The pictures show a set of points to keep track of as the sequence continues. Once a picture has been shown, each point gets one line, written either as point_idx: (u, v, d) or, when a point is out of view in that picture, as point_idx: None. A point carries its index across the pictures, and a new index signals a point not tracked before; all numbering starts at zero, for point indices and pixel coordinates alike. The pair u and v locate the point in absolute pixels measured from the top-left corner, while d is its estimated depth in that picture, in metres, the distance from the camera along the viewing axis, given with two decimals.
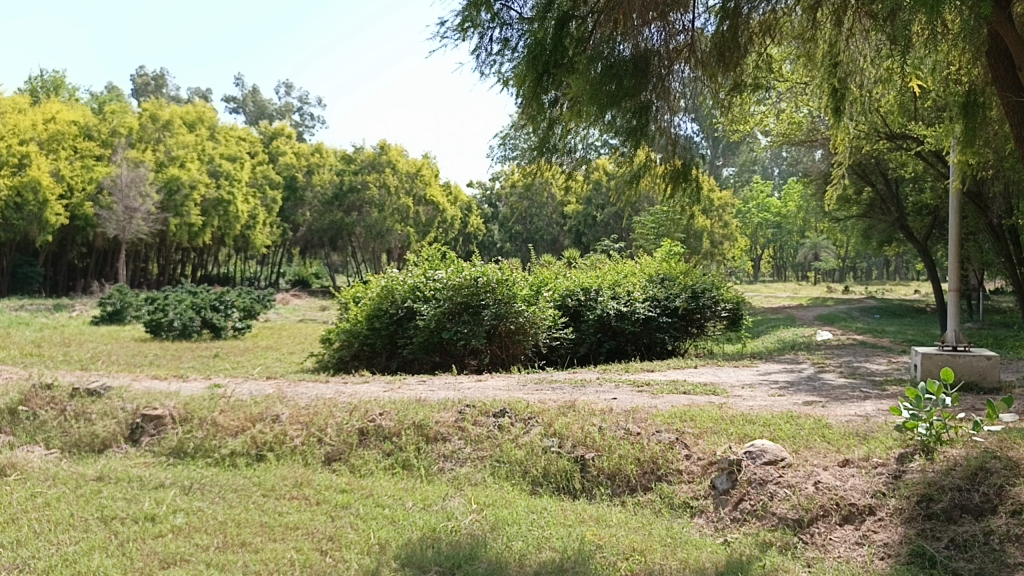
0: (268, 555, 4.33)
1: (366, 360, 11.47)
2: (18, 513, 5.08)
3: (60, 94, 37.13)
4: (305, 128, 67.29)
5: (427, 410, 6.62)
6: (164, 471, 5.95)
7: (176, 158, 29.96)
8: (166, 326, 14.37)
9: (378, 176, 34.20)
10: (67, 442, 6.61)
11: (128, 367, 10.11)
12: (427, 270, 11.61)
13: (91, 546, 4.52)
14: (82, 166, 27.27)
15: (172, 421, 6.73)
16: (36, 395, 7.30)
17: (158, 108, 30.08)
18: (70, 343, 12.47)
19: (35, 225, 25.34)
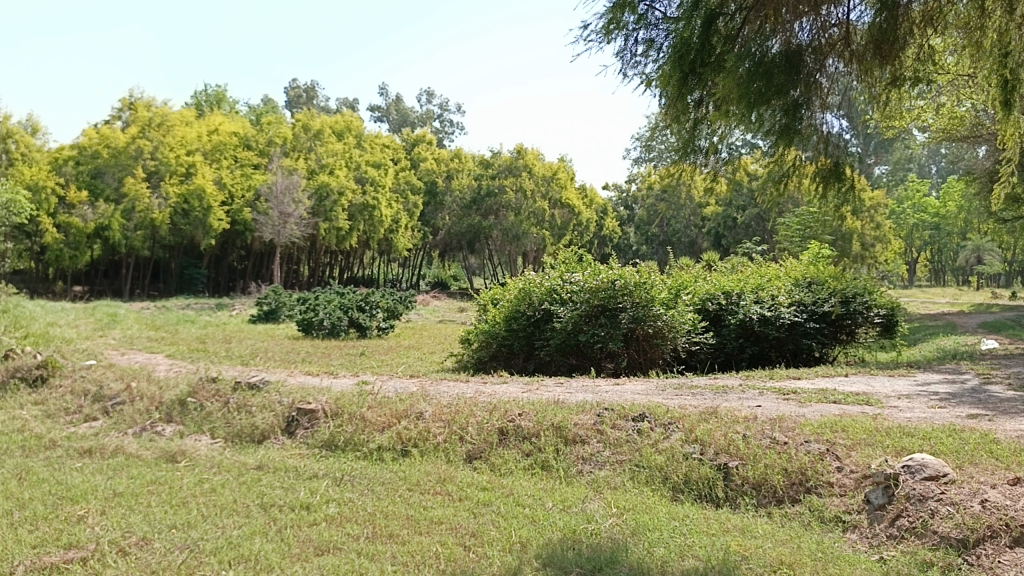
0: (416, 547, 4.49)
1: (504, 361, 11.66)
2: (189, 497, 5.51)
3: (222, 108, 39.83)
4: (446, 134, 69.15)
5: (566, 412, 6.66)
6: (318, 463, 6.27)
7: (326, 165, 31.30)
8: (316, 325, 15.23)
9: (515, 180, 34.70)
10: (230, 432, 7.07)
11: (283, 362, 10.73)
12: (564, 273, 11.64)
13: (254, 530, 4.84)
14: (242, 174, 29.27)
15: (324, 415, 7.08)
16: (203, 387, 7.84)
17: (310, 118, 31.86)
18: (231, 339, 13.36)
19: (200, 230, 27.40)
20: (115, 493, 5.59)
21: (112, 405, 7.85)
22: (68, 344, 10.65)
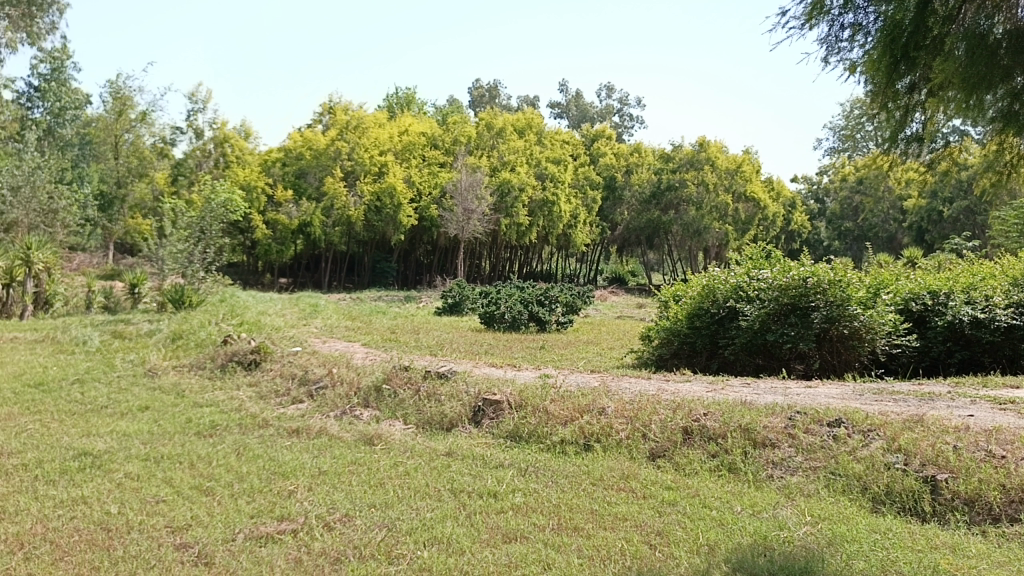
0: (601, 542, 4.52)
1: (686, 359, 11.47)
2: (386, 478, 5.85)
3: (411, 109, 41.73)
4: (626, 129, 68.71)
5: (755, 414, 6.45)
6: (504, 452, 6.45)
7: (508, 162, 31.92)
8: (498, 318, 15.66)
9: (696, 173, 33.89)
10: (421, 419, 7.42)
11: (468, 353, 11.12)
12: (751, 269, 11.26)
13: (445, 514, 5.06)
14: (429, 172, 30.47)
15: (509, 406, 7.26)
16: (397, 375, 8.25)
17: (493, 118, 32.59)
18: (419, 330, 14.02)
19: (391, 226, 28.79)
20: (320, 471, 6.03)
21: (316, 389, 8.43)
22: (277, 331, 11.61)
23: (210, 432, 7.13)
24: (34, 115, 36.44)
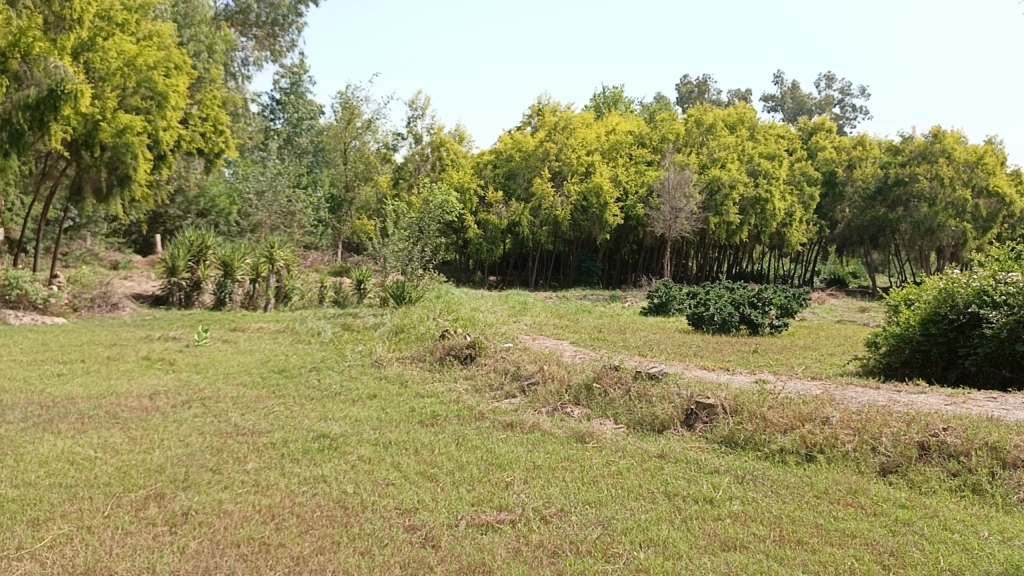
0: (828, 558, 4.30)
1: (918, 368, 10.62)
2: (599, 476, 5.90)
3: (619, 108, 41.70)
4: (847, 121, 64.52)
5: (1005, 432, 5.86)
6: (720, 458, 6.30)
7: (718, 159, 30.73)
8: (707, 320, 15.32)
9: (929, 167, 30.99)
10: (632, 420, 7.39)
11: (677, 354, 10.96)
12: (997, 271, 10.32)
13: (660, 517, 5.03)
14: (637, 171, 30.11)
15: (724, 411, 7.08)
16: (607, 374, 8.26)
17: (703, 113, 31.56)
18: (626, 330, 13.99)
19: (597, 225, 29.02)
20: (535, 465, 6.19)
21: (528, 385, 8.63)
22: (490, 327, 12.05)
23: (431, 422, 7.53)
24: (275, 126, 40.25)
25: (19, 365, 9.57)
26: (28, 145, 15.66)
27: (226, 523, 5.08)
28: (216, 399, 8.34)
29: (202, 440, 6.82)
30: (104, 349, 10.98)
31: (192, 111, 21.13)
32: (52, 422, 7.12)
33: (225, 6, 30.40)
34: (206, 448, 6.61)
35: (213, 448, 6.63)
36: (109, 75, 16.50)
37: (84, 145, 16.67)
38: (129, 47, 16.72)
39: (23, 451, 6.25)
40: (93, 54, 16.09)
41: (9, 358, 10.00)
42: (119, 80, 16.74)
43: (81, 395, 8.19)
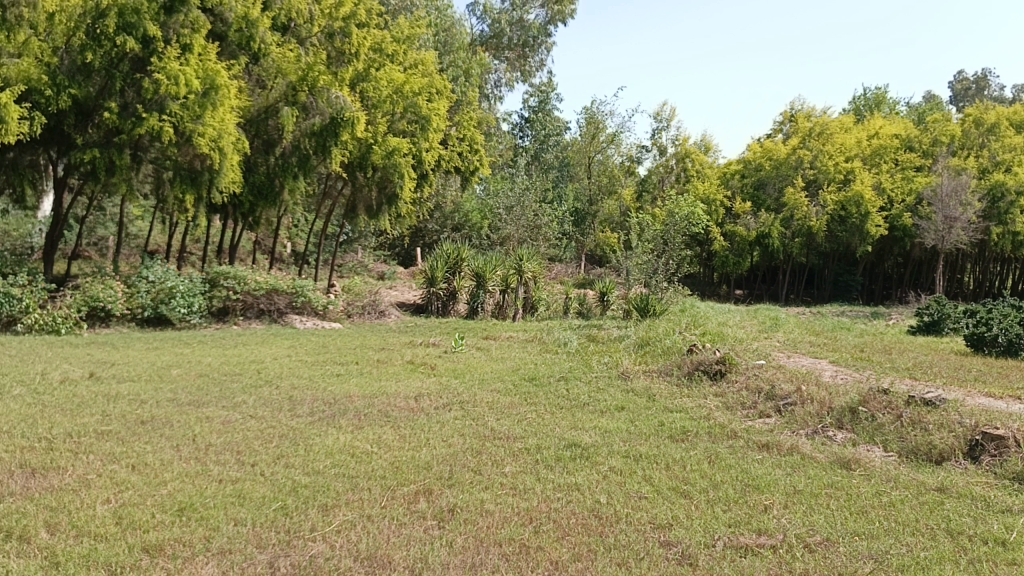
0: None
1: None
2: (868, 506, 5.50)
3: (882, 110, 38.80)
4: None
5: None
6: (1013, 496, 5.63)
7: (1002, 162, 27.19)
8: (989, 341, 13.77)
9: None
10: (905, 447, 6.79)
11: (953, 379, 9.95)
12: None
13: (943, 556, 4.61)
14: (903, 177, 27.76)
15: (1017, 444, 6.33)
16: (874, 398, 7.69)
17: (982, 112, 28.32)
18: (892, 350, 12.91)
19: (857, 237, 26.87)
20: (796, 490, 5.89)
21: (785, 405, 8.22)
22: (741, 343, 11.66)
23: (682, 437, 7.43)
24: (524, 143, 42.00)
25: (305, 365, 10.72)
26: (314, 168, 17.43)
27: (488, 522, 5.35)
28: (473, 403, 8.81)
29: (463, 442, 7.23)
30: (375, 353, 12.02)
31: (451, 132, 22.64)
32: (334, 417, 7.89)
33: (481, 32, 32.21)
34: (466, 449, 7.00)
35: (473, 450, 7.00)
36: (380, 102, 18.07)
37: (359, 166, 18.31)
38: (398, 75, 18.09)
39: (312, 442, 6.98)
40: (368, 84, 17.84)
41: (297, 358, 11.25)
42: (388, 106, 18.25)
43: (357, 393, 9.00)
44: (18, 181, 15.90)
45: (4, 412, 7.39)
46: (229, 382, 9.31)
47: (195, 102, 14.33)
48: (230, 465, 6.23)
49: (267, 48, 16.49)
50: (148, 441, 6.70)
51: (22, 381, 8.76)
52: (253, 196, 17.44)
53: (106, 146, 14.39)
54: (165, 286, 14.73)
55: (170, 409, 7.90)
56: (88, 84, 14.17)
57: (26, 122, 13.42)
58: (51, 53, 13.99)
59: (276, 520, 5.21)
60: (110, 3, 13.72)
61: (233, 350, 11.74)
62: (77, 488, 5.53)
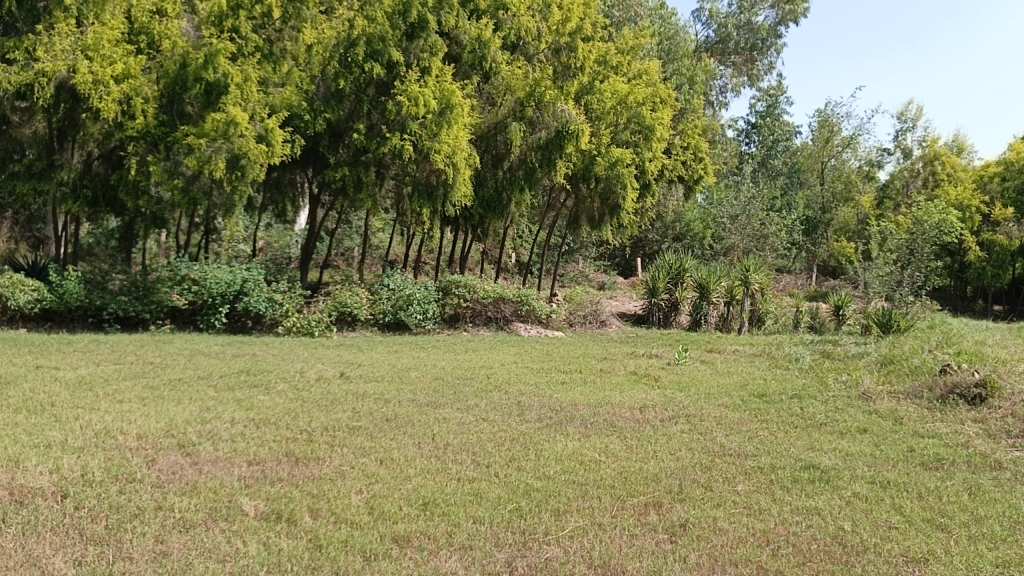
0: None
1: None
2: None
3: None
4: None
5: None
6: None
7: None
8: None
9: None
10: None
11: None
12: None
13: None
14: None
15: None
16: None
17: None
18: None
19: None
20: None
21: None
22: (1004, 364, 10.51)
23: (937, 465, 6.81)
24: (750, 150, 40.76)
25: (531, 372, 11.02)
26: (539, 180, 17.96)
27: (721, 540, 5.20)
28: (700, 416, 8.62)
29: (691, 456, 7.08)
30: (598, 362, 12.15)
31: (675, 141, 22.45)
32: (562, 424, 8.02)
33: (706, 38, 31.65)
34: (695, 464, 6.85)
35: (703, 465, 6.83)
36: (604, 114, 18.35)
37: (583, 178, 18.68)
38: (622, 86, 18.31)
39: (542, 447, 7.14)
40: (592, 96, 18.03)
41: (523, 365, 11.61)
42: (611, 118, 18.52)
43: (582, 402, 9.12)
44: (281, 198, 17.78)
45: (272, 405, 8.23)
46: (461, 386, 9.76)
47: (432, 121, 15.20)
48: (467, 465, 6.54)
49: (497, 67, 17.25)
50: (393, 438, 7.19)
51: (285, 378, 9.74)
52: (482, 208, 18.27)
53: (354, 165, 15.68)
54: (404, 293, 15.75)
55: (411, 408, 8.43)
56: (340, 108, 15.52)
57: (288, 144, 14.96)
58: (309, 81, 15.36)
59: (512, 521, 5.38)
60: (360, 33, 15.06)
61: (464, 355, 12.35)
62: (334, 477, 6.03)
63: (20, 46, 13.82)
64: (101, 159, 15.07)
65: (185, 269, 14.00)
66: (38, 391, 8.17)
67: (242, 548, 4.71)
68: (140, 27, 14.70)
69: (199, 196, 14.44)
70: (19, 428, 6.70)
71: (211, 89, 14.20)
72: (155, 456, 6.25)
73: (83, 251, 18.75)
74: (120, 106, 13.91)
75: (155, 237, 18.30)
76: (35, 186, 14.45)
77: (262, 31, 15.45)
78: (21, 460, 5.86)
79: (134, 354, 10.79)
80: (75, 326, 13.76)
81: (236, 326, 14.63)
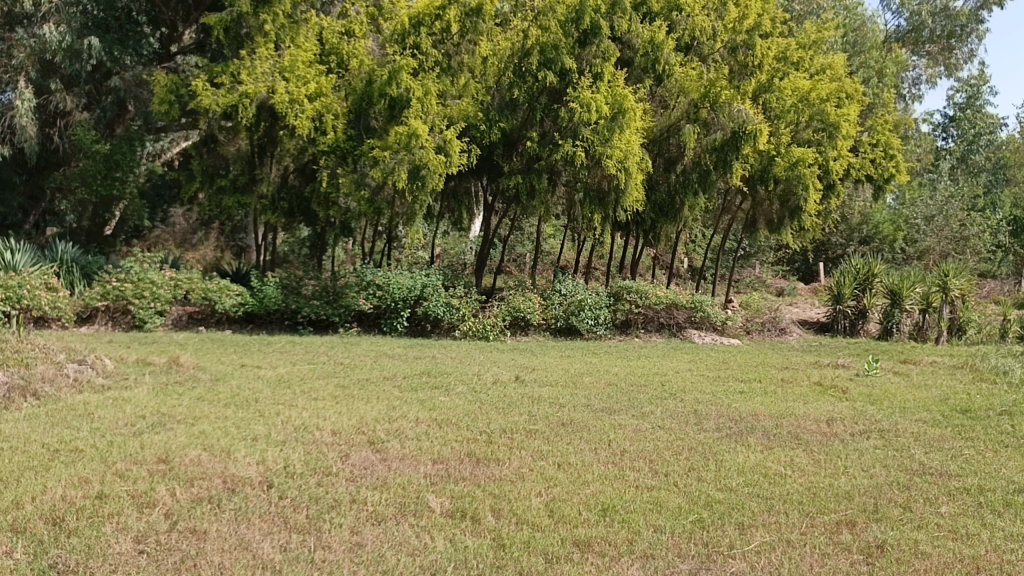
0: None
1: None
2: None
3: None
4: None
5: None
6: None
7: None
8: None
9: None
10: None
11: None
12: None
13: None
14: None
15: None
16: None
17: None
18: None
19: None
20: None
21: None
22: None
23: None
24: (949, 145, 37.98)
25: (708, 380, 10.73)
26: (714, 183, 17.57)
27: (925, 565, 4.83)
28: (896, 432, 8.04)
29: (887, 474, 6.63)
30: (778, 372, 11.66)
31: (862, 138, 21.24)
32: (743, 435, 7.76)
33: (896, 27, 29.70)
34: (892, 483, 6.40)
35: (901, 484, 6.38)
36: (784, 113, 17.60)
37: (760, 179, 18.08)
38: (804, 83, 17.48)
39: (723, 458, 6.93)
40: (770, 95, 17.40)
41: (699, 372, 11.34)
42: (792, 116, 17.72)
43: (764, 412, 8.77)
44: (458, 206, 18.44)
45: (453, 406, 8.51)
46: (636, 393, 9.66)
47: (604, 127, 15.27)
48: (645, 473, 6.45)
49: (671, 69, 17.06)
50: (569, 442, 7.23)
51: (464, 380, 10.04)
52: (655, 213, 18.06)
53: (527, 172, 15.97)
54: (576, 298, 15.82)
55: (587, 414, 8.44)
56: (514, 117, 15.88)
57: (465, 154, 15.57)
58: (485, 92, 15.93)
59: (694, 532, 5.25)
60: (534, 42, 15.35)
61: (637, 362, 12.24)
62: (514, 479, 6.13)
63: (227, 71, 15.27)
64: (296, 173, 16.18)
65: (370, 275, 14.83)
66: (245, 387, 8.91)
67: (431, 543, 4.89)
68: (331, 47, 15.71)
69: (383, 206, 15.19)
70: (229, 421, 7.32)
71: (394, 103, 14.86)
72: (348, 451, 6.63)
73: (279, 258, 20.27)
74: (313, 123, 14.87)
75: (342, 246, 19.46)
76: (240, 199, 15.82)
77: (441, 45, 15.75)
78: (232, 451, 6.39)
79: (325, 355, 11.52)
80: (273, 328, 14.86)
81: (416, 330, 15.28)
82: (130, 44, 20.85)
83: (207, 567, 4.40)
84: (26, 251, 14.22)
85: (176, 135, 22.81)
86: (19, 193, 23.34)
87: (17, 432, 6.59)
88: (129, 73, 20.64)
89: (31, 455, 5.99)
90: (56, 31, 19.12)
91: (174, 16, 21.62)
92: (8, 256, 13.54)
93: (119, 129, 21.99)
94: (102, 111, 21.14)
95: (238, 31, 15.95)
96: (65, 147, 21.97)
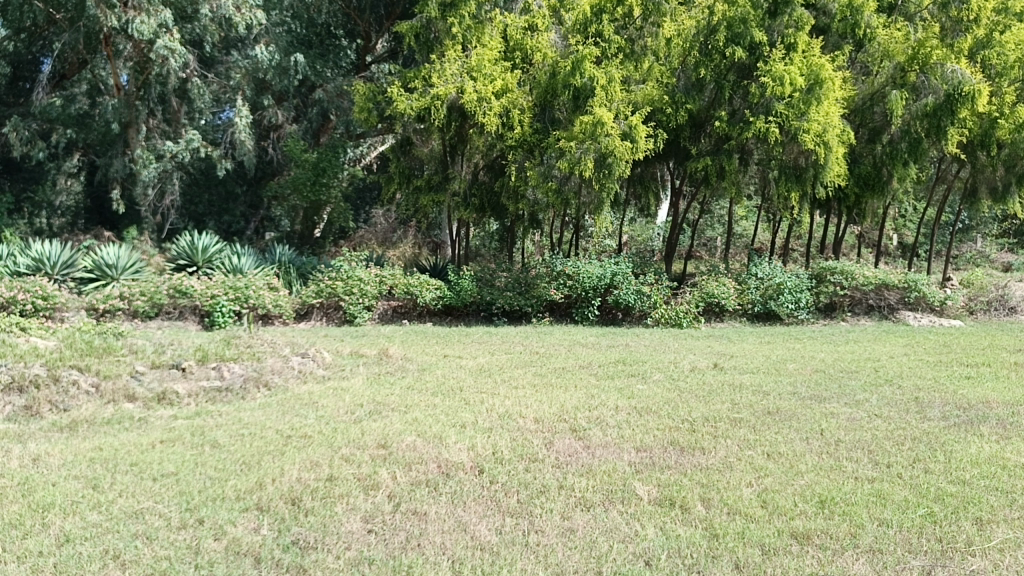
0: None
1: None
2: None
3: None
4: None
5: None
6: None
7: None
8: None
9: None
10: None
11: None
12: None
13: None
14: None
15: None
16: None
17: None
18: None
19: None
20: None
21: None
22: None
23: None
24: None
25: (928, 365, 9.95)
26: (926, 151, 16.28)
27: None
28: None
29: None
30: (1010, 354, 10.61)
31: None
32: (974, 424, 7.11)
33: None
34: None
35: None
36: (1006, 69, 15.83)
37: (981, 144, 16.67)
38: None
39: (952, 449, 6.38)
40: (989, 51, 15.69)
41: (917, 357, 10.52)
42: (1017, 72, 15.92)
43: (996, 399, 7.99)
44: (644, 192, 18.35)
45: (652, 394, 8.42)
46: (847, 380, 9.12)
47: (800, 100, 14.49)
48: (865, 464, 6.08)
49: (873, 32, 16.19)
50: (778, 431, 6.93)
51: (660, 368, 9.92)
52: (860, 186, 17.09)
53: (716, 154, 15.57)
54: (774, 282, 15.19)
55: (793, 402, 8.05)
56: (701, 98, 15.55)
57: (652, 139, 15.44)
58: (670, 74, 15.70)
59: (925, 527, 4.88)
60: (720, 18, 14.90)
61: (846, 346, 11.55)
62: (723, 468, 5.98)
63: (418, 76, 15.85)
64: (486, 169, 16.69)
65: (560, 265, 15.04)
66: (449, 376, 9.33)
67: (641, 531, 4.87)
68: (515, 44, 16.09)
69: (570, 196, 15.34)
70: (438, 409, 7.67)
71: (579, 93, 14.89)
72: (552, 439, 6.74)
73: (473, 253, 21.08)
74: (501, 119, 15.31)
75: (531, 237, 19.91)
76: (434, 197, 16.51)
77: (624, 31, 15.79)
78: (444, 437, 6.70)
79: (522, 344, 11.80)
80: (471, 319, 15.39)
81: (607, 319, 15.29)
82: (331, 57, 22.93)
83: (431, 547, 4.64)
84: (250, 256, 15.63)
85: (375, 140, 23.58)
86: (242, 202, 25.75)
87: (254, 420, 7.24)
88: (331, 85, 22.24)
89: (269, 441, 6.57)
90: (266, 50, 20.55)
91: (367, 27, 22.82)
92: (236, 260, 14.96)
93: (324, 138, 23.54)
94: (308, 121, 23.08)
95: (428, 36, 16.66)
96: (278, 158, 23.84)
